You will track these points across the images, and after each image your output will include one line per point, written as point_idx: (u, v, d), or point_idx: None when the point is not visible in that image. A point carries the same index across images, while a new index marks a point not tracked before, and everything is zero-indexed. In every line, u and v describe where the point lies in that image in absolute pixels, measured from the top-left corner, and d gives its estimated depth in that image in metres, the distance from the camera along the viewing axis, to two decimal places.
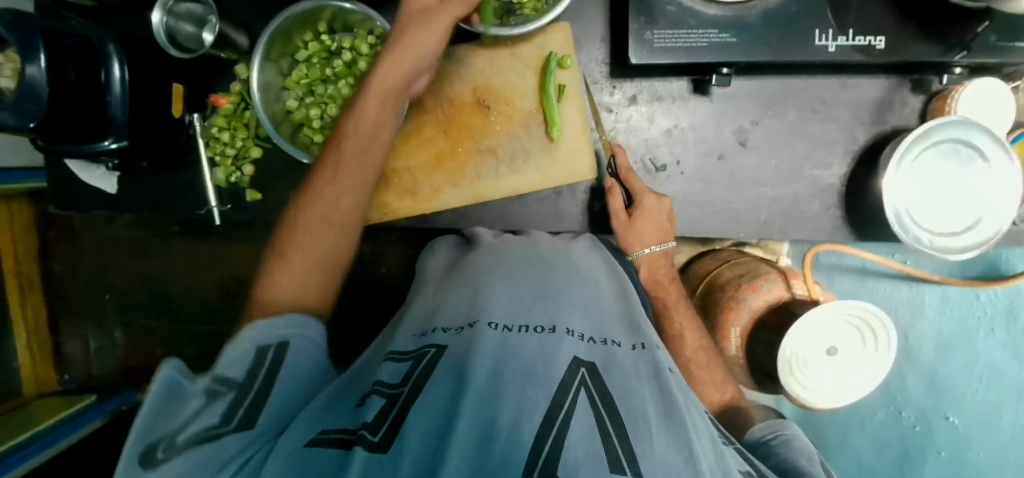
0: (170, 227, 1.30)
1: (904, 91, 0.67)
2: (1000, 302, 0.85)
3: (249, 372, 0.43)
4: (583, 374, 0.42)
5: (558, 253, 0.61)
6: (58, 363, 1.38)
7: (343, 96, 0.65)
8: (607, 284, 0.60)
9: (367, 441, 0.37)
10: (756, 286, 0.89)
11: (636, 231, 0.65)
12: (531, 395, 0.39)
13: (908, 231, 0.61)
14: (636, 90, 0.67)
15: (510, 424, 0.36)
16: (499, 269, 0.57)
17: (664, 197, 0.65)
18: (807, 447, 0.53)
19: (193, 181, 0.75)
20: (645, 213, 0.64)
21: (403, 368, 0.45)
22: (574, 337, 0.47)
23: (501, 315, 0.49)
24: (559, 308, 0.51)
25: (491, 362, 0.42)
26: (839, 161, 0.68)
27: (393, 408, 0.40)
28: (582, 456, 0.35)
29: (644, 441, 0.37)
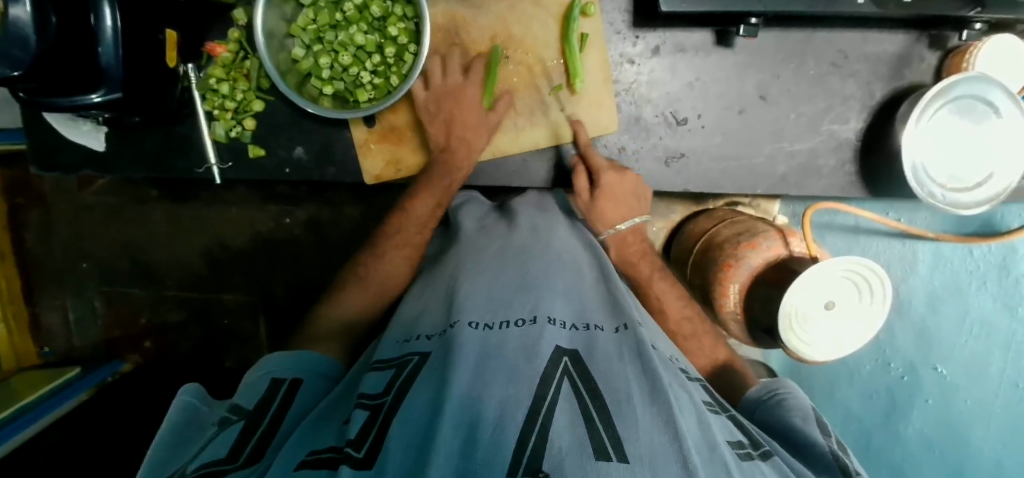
0: (148, 192, 1.25)
1: (922, 47, 0.66)
2: (992, 258, 0.87)
3: (259, 403, 0.47)
4: (566, 363, 0.40)
5: (535, 238, 0.59)
6: (36, 335, 1.32)
7: (357, 43, 0.61)
8: (586, 267, 0.58)
9: (352, 458, 0.34)
10: (754, 243, 0.90)
11: (599, 212, 0.66)
12: (515, 392, 0.36)
13: (923, 186, 0.62)
14: (660, 40, 0.65)
15: (494, 421, 0.34)
16: (479, 265, 0.55)
17: (626, 173, 0.65)
18: (803, 405, 0.52)
19: (190, 138, 0.71)
20: (606, 194, 0.65)
21: (385, 378, 0.44)
22: (555, 325, 0.45)
23: (479, 313, 0.46)
24: (538, 296, 0.49)
25: (473, 362, 0.39)
26: (856, 116, 0.67)
27: (377, 421, 0.38)
28: (567, 447, 0.32)
29: (629, 424, 0.35)
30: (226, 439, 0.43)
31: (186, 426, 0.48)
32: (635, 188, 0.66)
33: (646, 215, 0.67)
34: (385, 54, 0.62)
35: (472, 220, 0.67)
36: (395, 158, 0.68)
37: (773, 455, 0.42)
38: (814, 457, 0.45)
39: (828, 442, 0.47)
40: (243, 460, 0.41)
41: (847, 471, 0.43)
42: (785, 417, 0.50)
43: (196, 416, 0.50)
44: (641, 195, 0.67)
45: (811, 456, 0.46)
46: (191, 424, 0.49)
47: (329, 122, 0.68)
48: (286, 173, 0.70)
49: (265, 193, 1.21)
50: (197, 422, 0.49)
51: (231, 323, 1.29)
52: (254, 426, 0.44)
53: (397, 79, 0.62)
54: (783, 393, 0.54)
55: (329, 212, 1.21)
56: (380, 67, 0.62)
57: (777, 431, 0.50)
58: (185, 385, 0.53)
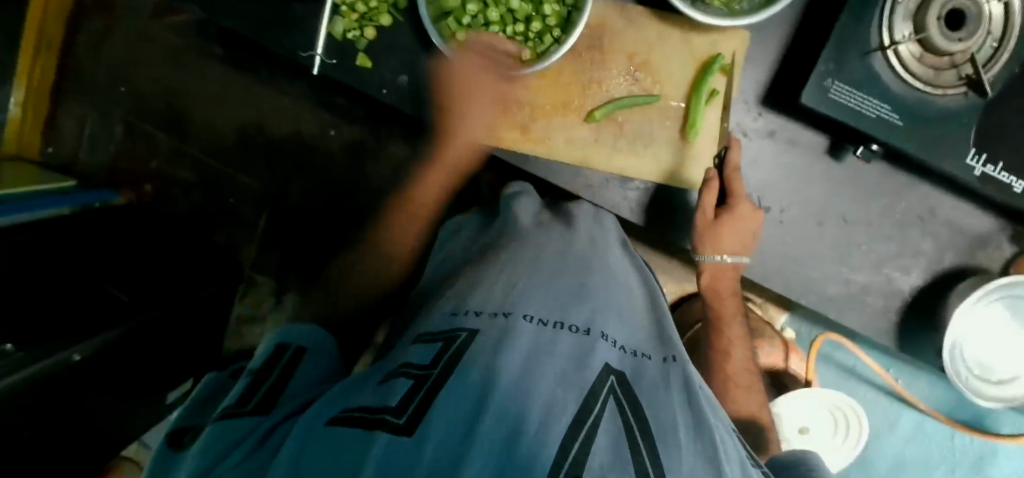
0: (214, 49, 1.23)
1: (1002, 236, 0.68)
2: (971, 450, 0.93)
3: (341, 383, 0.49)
4: (612, 381, 0.43)
5: (594, 250, 0.61)
6: (47, 133, 1.30)
7: (509, 6, 0.61)
8: (639, 296, 0.60)
9: (391, 424, 0.34)
10: (760, 346, 0.93)
11: (716, 237, 0.63)
12: (563, 395, 0.39)
13: (954, 365, 0.64)
14: (777, 125, 0.66)
15: (539, 421, 0.35)
16: (538, 262, 0.56)
17: (760, 211, 0.63)
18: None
19: (306, 19, 0.69)
20: (732, 218, 0.62)
21: (432, 351, 0.44)
22: (607, 342, 0.47)
23: (537, 309, 0.49)
24: (593, 309, 0.51)
25: (523, 358, 0.42)
26: (918, 273, 0.69)
27: (420, 391, 0.38)
28: (608, 463, 0.34)
29: (672, 455, 0.38)
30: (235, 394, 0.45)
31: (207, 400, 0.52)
32: (753, 232, 0.64)
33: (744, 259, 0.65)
34: (530, 27, 0.62)
35: (529, 216, 0.69)
36: (491, 126, 0.67)
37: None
38: None
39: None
40: (250, 408, 0.43)
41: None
42: None
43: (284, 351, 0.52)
44: (755, 239, 0.65)
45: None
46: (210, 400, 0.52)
47: (444, 64, 0.68)
48: (383, 94, 0.69)
49: (323, 98, 1.21)
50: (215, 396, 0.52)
51: (236, 204, 1.28)
52: (260, 383, 0.47)
53: (529, 54, 0.63)
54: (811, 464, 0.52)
55: (374, 141, 1.20)
56: (518, 36, 0.63)
57: None
58: (206, 376, 0.55)
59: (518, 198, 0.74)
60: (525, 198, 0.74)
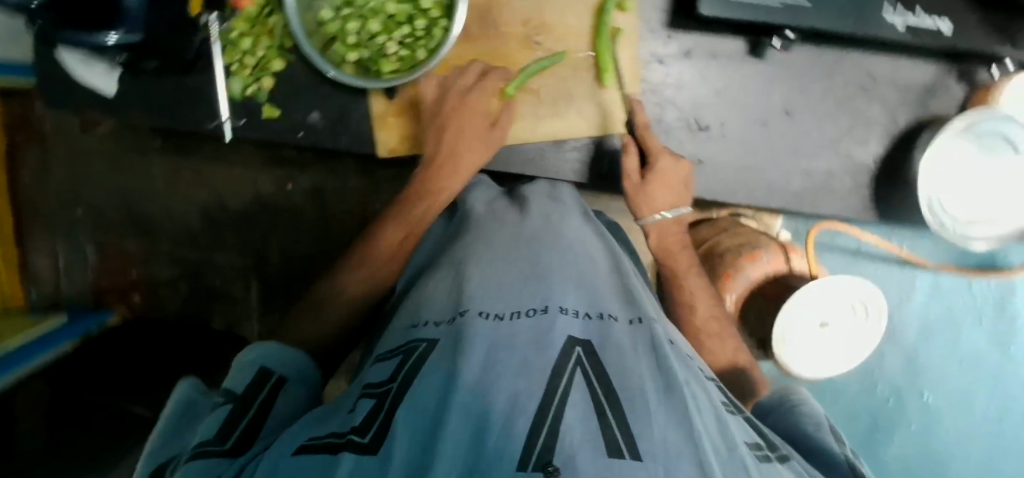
0: (152, 143, 1.23)
1: (949, 79, 0.66)
2: (992, 294, 0.91)
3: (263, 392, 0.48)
4: (578, 353, 0.42)
5: (547, 226, 0.59)
6: (23, 275, 1.30)
7: (387, 12, 0.60)
8: (600, 258, 0.59)
9: (355, 443, 0.35)
10: (755, 257, 0.90)
11: (649, 197, 0.63)
12: (527, 387, 0.38)
13: (936, 216, 0.62)
14: (692, 43, 0.65)
15: (504, 413, 0.36)
16: (490, 253, 0.55)
17: (682, 161, 0.63)
18: (817, 411, 0.51)
19: (203, 89, 0.69)
20: (658, 176, 0.62)
21: (391, 365, 0.45)
22: (567, 315, 0.46)
23: (491, 303, 0.48)
24: (550, 287, 0.49)
25: (483, 354, 0.41)
26: (876, 141, 0.67)
27: (382, 407, 0.39)
28: (578, 443, 0.34)
29: (642, 420, 0.37)
30: (212, 424, 0.43)
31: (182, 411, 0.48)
32: (686, 177, 0.64)
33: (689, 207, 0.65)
34: (415, 26, 0.61)
35: (481, 202, 0.67)
36: (411, 134, 0.67)
37: (791, 459, 0.41)
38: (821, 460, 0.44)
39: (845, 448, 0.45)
40: (229, 446, 0.40)
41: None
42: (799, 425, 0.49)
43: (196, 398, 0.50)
44: (689, 185, 0.65)
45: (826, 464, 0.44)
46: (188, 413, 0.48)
47: (349, 89, 0.67)
48: (299, 136, 0.69)
49: (271, 156, 1.20)
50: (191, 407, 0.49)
51: (223, 284, 1.29)
52: (241, 413, 0.44)
53: (424, 53, 0.62)
54: (796, 401, 0.53)
55: (332, 181, 1.19)
56: (408, 39, 0.62)
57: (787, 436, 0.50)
58: (182, 381, 0.53)
59: (473, 190, 0.71)
60: (482, 187, 0.72)
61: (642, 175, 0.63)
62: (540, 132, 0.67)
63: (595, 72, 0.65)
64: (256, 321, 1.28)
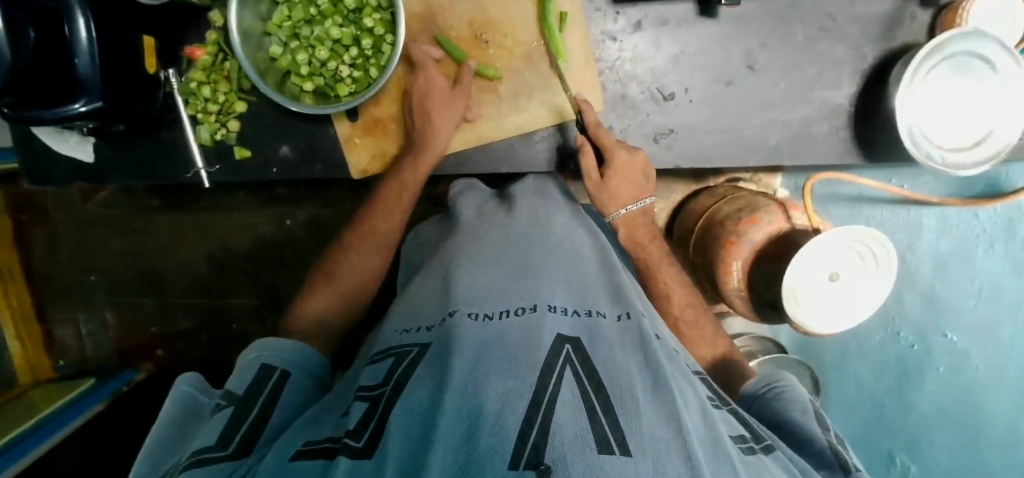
0: (149, 202, 1.26)
1: (913, 5, 0.63)
2: (999, 219, 0.85)
3: (248, 391, 0.48)
4: (568, 351, 0.41)
5: (535, 226, 0.59)
6: (51, 349, 1.34)
7: (333, 37, 0.60)
8: (588, 253, 0.59)
9: (351, 448, 0.36)
10: (756, 219, 0.89)
11: (611, 191, 0.64)
12: (516, 383, 0.37)
13: (919, 148, 0.60)
14: (641, 15, 0.64)
15: (496, 411, 0.34)
16: (478, 252, 0.56)
17: (638, 151, 0.63)
18: (800, 397, 0.50)
19: (176, 142, 0.71)
20: (618, 171, 0.63)
21: (384, 367, 0.46)
22: (556, 312, 0.46)
23: (477, 304, 0.47)
24: (538, 284, 0.50)
25: (472, 353, 0.40)
26: (848, 81, 0.66)
27: (376, 411, 0.40)
28: (570, 438, 0.33)
29: (631, 415, 0.35)
30: (215, 427, 0.44)
31: (187, 413, 0.50)
32: (647, 168, 0.64)
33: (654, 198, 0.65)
34: (363, 46, 0.61)
35: (471, 209, 0.68)
36: (381, 151, 0.68)
37: (775, 449, 0.41)
38: (813, 455, 0.45)
39: (829, 436, 0.46)
40: (232, 451, 0.42)
41: (849, 468, 0.42)
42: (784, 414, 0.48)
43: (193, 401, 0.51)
44: (649, 175, 0.65)
45: (810, 451, 0.45)
46: (191, 413, 0.50)
47: (313, 118, 0.68)
48: (274, 172, 0.70)
49: (264, 196, 1.22)
50: (196, 408, 0.51)
51: (240, 327, 1.30)
52: (243, 415, 0.46)
53: (376, 71, 0.62)
54: (781, 386, 0.51)
55: (327, 211, 1.21)
56: (358, 59, 0.62)
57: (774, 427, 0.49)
58: (185, 374, 0.54)
59: (463, 196, 0.72)
60: (471, 192, 0.72)
61: (602, 173, 0.64)
62: (507, 128, 0.67)
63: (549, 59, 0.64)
64: None
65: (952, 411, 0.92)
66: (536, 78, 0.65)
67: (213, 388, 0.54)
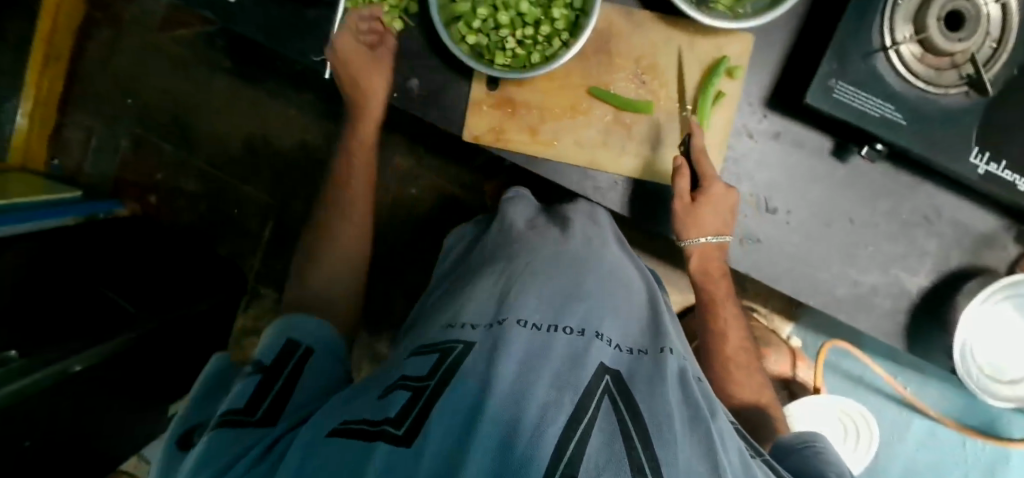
0: (221, 61, 1.25)
1: (1007, 236, 0.68)
2: (982, 458, 0.91)
3: (276, 363, 0.54)
4: (608, 381, 0.40)
5: (590, 248, 0.62)
6: (53, 143, 1.31)
7: (519, 8, 0.63)
8: (637, 289, 0.59)
9: (390, 434, 0.35)
10: (768, 354, 0.93)
11: (697, 218, 0.64)
12: (554, 397, 0.37)
13: (964, 363, 0.64)
14: (783, 127, 0.67)
15: (535, 422, 0.34)
16: (534, 267, 0.56)
17: (732, 189, 0.64)
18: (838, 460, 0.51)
19: (319, 24, 0.69)
20: (710, 199, 0.63)
21: (430, 361, 0.44)
22: (602, 341, 0.45)
23: (529, 313, 0.47)
24: (589, 308, 0.49)
25: (518, 362, 0.40)
26: (926, 273, 0.69)
27: (417, 403, 0.38)
28: (601, 463, 0.32)
29: (668, 449, 0.35)
30: (244, 391, 0.50)
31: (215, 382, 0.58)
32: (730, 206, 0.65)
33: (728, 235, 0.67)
34: (539, 30, 0.64)
35: (523, 219, 0.71)
36: (500, 127, 0.68)
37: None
38: None
39: None
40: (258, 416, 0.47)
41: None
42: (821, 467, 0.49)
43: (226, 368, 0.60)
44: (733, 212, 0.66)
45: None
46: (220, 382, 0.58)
47: (454, 67, 0.69)
48: (393, 97, 0.70)
49: (329, 109, 1.23)
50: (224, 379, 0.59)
51: (241, 215, 1.28)
52: (270, 382, 0.51)
53: (538, 58, 0.64)
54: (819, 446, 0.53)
55: (379, 150, 1.21)
56: (528, 40, 0.64)
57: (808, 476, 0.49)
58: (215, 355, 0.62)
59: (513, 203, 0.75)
60: (522, 203, 0.75)
61: (694, 197, 0.64)
62: (620, 165, 0.68)
63: (687, 126, 0.67)
64: (261, 260, 1.28)
65: None
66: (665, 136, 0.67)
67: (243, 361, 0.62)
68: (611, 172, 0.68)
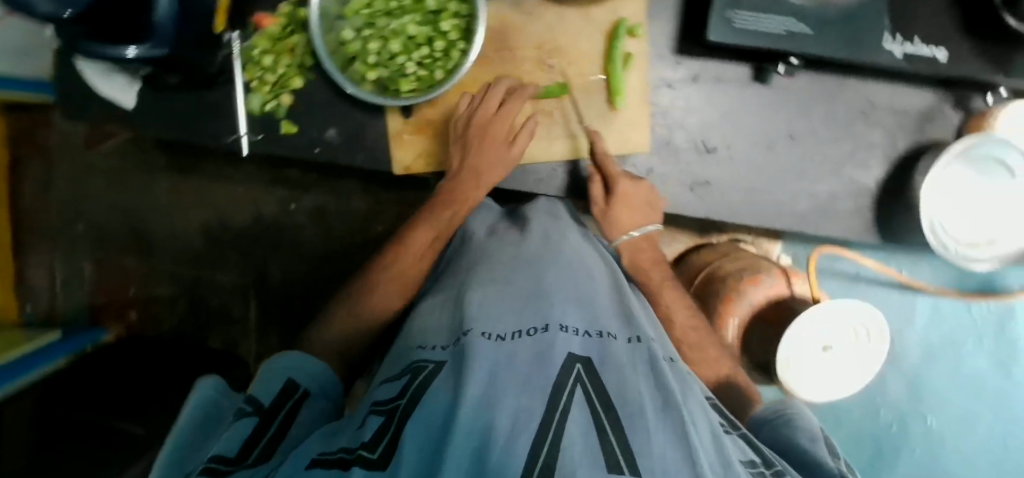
0: (157, 160, 1.22)
1: (944, 105, 0.68)
2: (992, 316, 0.92)
3: (274, 404, 0.47)
4: (579, 369, 0.42)
5: (549, 247, 0.61)
6: (18, 290, 1.27)
7: (408, 34, 0.63)
8: (600, 276, 0.60)
9: (365, 459, 0.35)
10: (757, 280, 0.88)
11: (614, 218, 0.67)
12: (527, 403, 0.37)
13: (939, 238, 0.64)
14: (700, 68, 0.68)
15: (507, 427, 0.35)
16: (493, 274, 0.56)
17: (642, 181, 0.66)
18: (810, 424, 0.50)
19: (223, 105, 0.71)
20: (622, 199, 0.66)
21: (399, 383, 0.45)
22: (568, 333, 0.46)
23: (492, 325, 0.47)
24: (551, 305, 0.50)
25: (487, 371, 0.40)
26: (878, 164, 0.69)
27: (391, 425, 0.39)
28: (579, 461, 0.33)
29: (642, 436, 0.36)
30: (238, 434, 0.42)
31: (202, 408, 0.47)
32: (649, 198, 0.67)
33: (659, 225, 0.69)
34: (434, 48, 0.63)
35: (484, 227, 0.69)
36: (427, 151, 0.70)
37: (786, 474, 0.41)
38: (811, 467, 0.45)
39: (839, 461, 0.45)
40: (251, 460, 0.40)
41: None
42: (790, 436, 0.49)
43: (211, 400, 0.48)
44: (655, 205, 0.68)
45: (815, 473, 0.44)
46: (208, 409, 0.47)
47: (367, 107, 0.69)
48: (315, 153, 0.71)
49: (275, 175, 1.21)
50: (211, 406, 0.48)
51: (221, 303, 1.25)
52: (267, 424, 0.44)
53: (442, 74, 0.64)
54: (791, 413, 0.52)
55: (335, 201, 1.20)
56: (426, 60, 0.64)
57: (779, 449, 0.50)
58: (207, 376, 0.51)
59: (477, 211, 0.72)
60: (486, 212, 0.72)
61: (607, 200, 0.67)
62: (550, 153, 0.70)
63: (606, 95, 0.68)
64: (254, 340, 1.24)
65: None
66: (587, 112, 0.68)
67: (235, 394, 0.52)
68: (544, 161, 0.70)
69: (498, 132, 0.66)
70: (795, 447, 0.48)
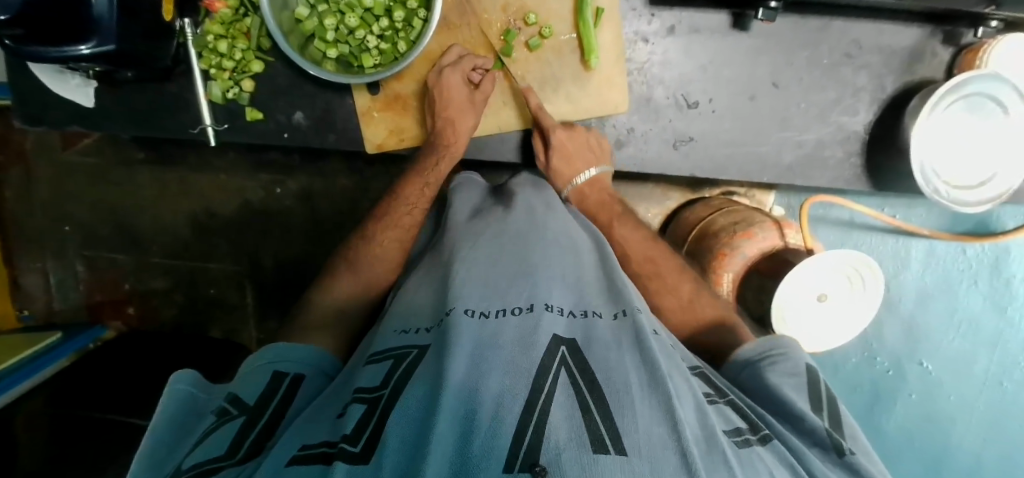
0: (134, 154, 1.18)
1: (935, 42, 0.65)
2: (986, 257, 0.91)
3: (260, 400, 0.46)
4: (563, 352, 0.41)
5: (532, 221, 0.59)
6: (16, 296, 1.26)
7: (365, 6, 0.60)
8: (586, 250, 0.59)
9: (346, 453, 0.33)
10: (750, 234, 0.85)
11: (556, 171, 0.67)
12: (511, 385, 0.36)
13: (929, 182, 0.61)
14: (675, 20, 0.65)
15: (491, 413, 0.34)
16: (474, 251, 0.54)
17: (575, 128, 0.65)
18: (795, 366, 0.50)
19: (185, 96, 0.69)
20: (558, 149, 0.66)
21: (382, 370, 0.43)
22: (553, 312, 0.45)
23: (476, 302, 0.46)
24: (535, 283, 0.49)
25: (470, 355, 0.39)
26: (866, 108, 0.67)
27: (374, 415, 0.38)
28: (564, 441, 0.32)
29: (628, 413, 0.35)
30: (222, 438, 0.41)
31: (184, 412, 0.46)
32: (588, 140, 0.67)
33: (607, 168, 0.68)
34: (393, 19, 0.61)
35: (467, 207, 0.65)
36: (398, 127, 0.69)
37: (772, 438, 0.41)
38: (801, 429, 0.44)
39: (823, 416, 0.45)
40: (241, 456, 0.39)
41: (841, 449, 0.43)
42: (775, 384, 0.48)
43: (189, 395, 0.47)
44: (603, 146, 0.68)
45: (799, 428, 0.44)
46: (190, 413, 0.46)
47: (333, 86, 0.67)
48: (285, 137, 0.69)
49: (255, 159, 1.15)
50: (192, 408, 0.47)
51: (218, 292, 1.23)
52: (256, 422, 0.43)
53: (404, 45, 0.62)
54: (775, 355, 0.51)
55: (321, 183, 1.14)
56: (387, 31, 0.62)
57: (757, 391, 0.49)
58: (181, 369, 0.48)
59: (457, 190, 0.69)
60: (466, 189, 0.69)
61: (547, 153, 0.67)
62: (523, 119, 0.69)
63: (579, 56, 0.66)
64: (255, 326, 1.23)
65: (919, 434, 0.96)
66: (562, 75, 0.67)
67: (215, 386, 0.50)
68: (517, 126, 0.69)
69: (450, 107, 0.65)
70: (778, 395, 0.47)
